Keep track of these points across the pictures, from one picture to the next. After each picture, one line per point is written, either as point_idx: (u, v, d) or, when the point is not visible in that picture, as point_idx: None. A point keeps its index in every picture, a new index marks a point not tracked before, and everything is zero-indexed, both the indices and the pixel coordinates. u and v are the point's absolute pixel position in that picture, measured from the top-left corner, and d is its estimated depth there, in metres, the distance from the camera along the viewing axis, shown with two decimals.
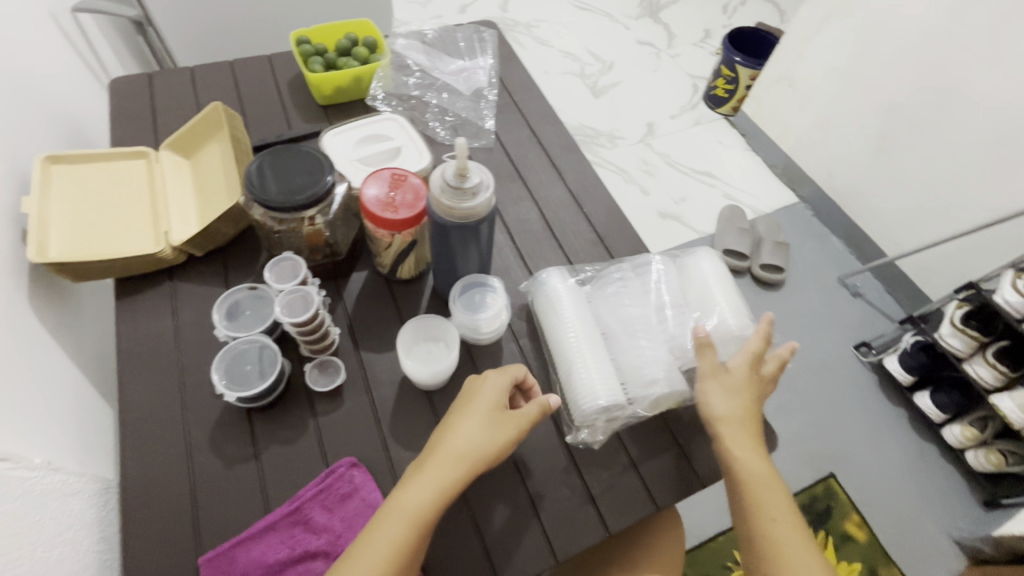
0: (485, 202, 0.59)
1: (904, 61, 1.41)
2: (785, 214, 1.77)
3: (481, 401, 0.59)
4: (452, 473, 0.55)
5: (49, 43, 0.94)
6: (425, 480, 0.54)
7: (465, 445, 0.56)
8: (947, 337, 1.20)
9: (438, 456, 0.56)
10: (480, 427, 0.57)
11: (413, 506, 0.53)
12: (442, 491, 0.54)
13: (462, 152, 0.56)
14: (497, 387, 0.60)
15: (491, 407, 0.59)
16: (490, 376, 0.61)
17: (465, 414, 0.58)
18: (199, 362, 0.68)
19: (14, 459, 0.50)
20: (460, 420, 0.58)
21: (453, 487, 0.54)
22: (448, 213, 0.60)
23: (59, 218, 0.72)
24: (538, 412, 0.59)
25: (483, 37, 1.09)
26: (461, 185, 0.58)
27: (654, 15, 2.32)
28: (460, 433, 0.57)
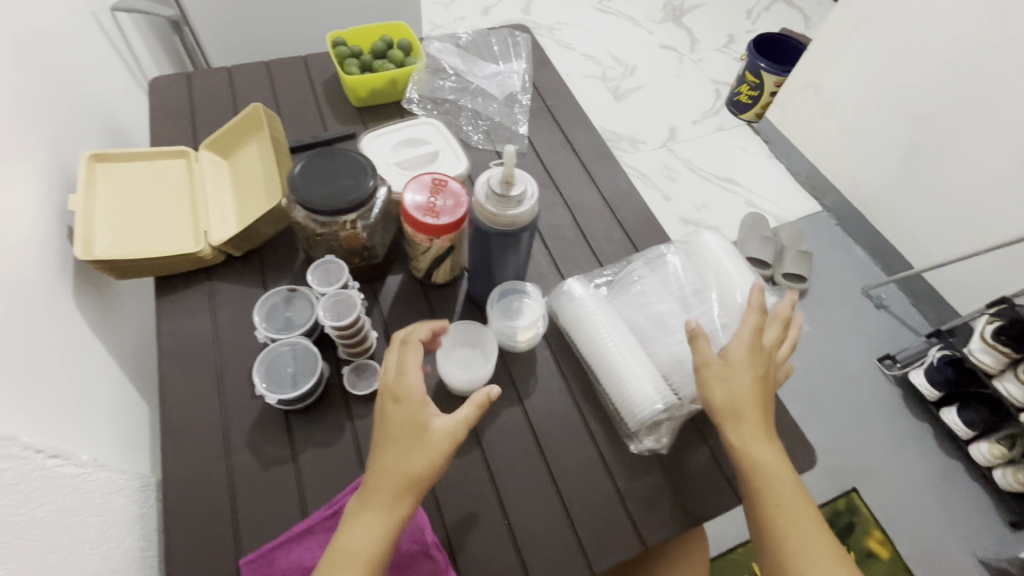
0: (529, 210, 0.59)
1: (936, 70, 1.37)
2: (809, 222, 1.74)
3: (408, 418, 0.53)
4: (397, 502, 0.51)
5: (91, 42, 0.96)
6: (372, 515, 0.51)
7: (400, 472, 0.52)
8: (978, 352, 1.17)
9: (378, 489, 0.52)
10: (413, 446, 0.52)
11: (367, 548, 0.50)
12: (390, 525, 0.51)
13: (511, 160, 0.55)
14: (418, 397, 0.54)
15: (414, 427, 0.53)
16: (405, 383, 0.55)
17: (393, 436, 0.53)
18: (238, 361, 0.68)
19: (63, 455, 0.50)
20: (391, 444, 0.53)
21: (402, 515, 0.51)
22: (492, 220, 0.60)
23: (104, 217, 0.73)
24: (475, 412, 0.54)
25: (517, 41, 1.09)
26: (506, 192, 0.57)
27: (677, 19, 2.31)
28: (393, 460, 0.52)
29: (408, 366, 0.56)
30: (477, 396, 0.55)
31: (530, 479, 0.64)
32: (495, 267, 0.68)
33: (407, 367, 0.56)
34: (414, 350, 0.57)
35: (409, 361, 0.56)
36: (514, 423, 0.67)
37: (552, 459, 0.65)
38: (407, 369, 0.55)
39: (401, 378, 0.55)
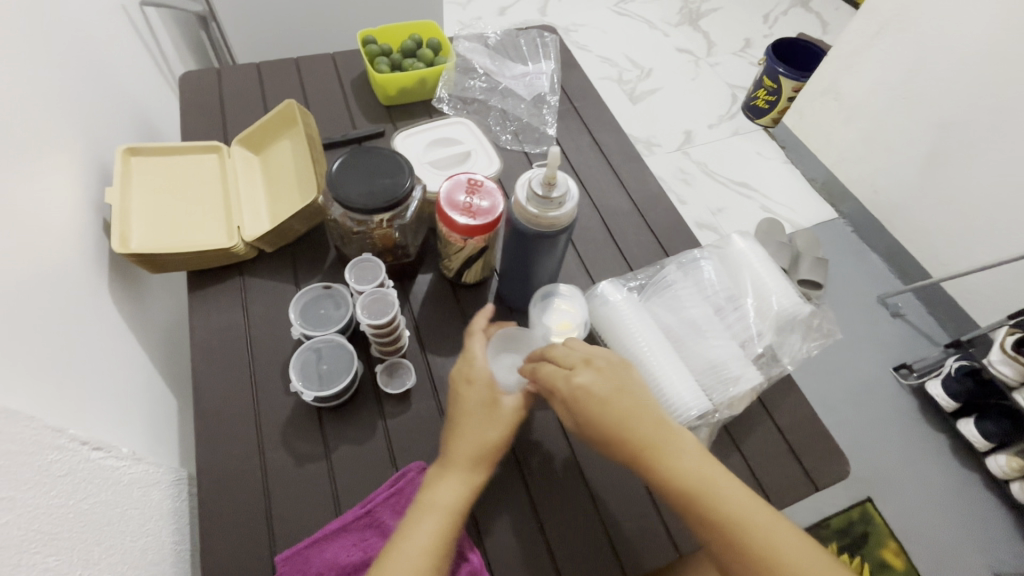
0: (570, 212, 0.59)
1: (960, 78, 1.36)
2: (827, 229, 1.73)
3: (481, 395, 0.58)
4: (473, 469, 0.55)
5: (122, 36, 0.96)
6: (452, 477, 0.55)
7: (479, 440, 0.56)
8: (997, 363, 1.16)
9: (455, 456, 0.56)
10: (486, 420, 0.57)
11: (449, 505, 0.53)
12: (470, 487, 0.55)
13: (555, 162, 0.54)
14: (490, 376, 0.59)
15: (488, 402, 0.58)
16: (475, 366, 0.59)
17: (465, 410, 0.57)
18: (270, 357, 0.68)
19: (106, 448, 0.51)
20: (465, 417, 0.57)
21: (477, 482, 0.55)
22: (532, 222, 0.60)
23: (139, 211, 0.74)
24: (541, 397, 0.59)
25: (545, 42, 1.08)
26: (548, 194, 0.57)
27: (694, 22, 2.30)
28: (468, 431, 0.56)
29: (476, 354, 0.61)
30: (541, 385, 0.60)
31: (563, 483, 0.63)
32: (530, 268, 0.68)
33: (476, 353, 0.60)
34: (479, 338, 0.62)
35: (476, 349, 0.61)
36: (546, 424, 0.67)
37: (584, 462, 0.65)
38: (477, 356, 0.60)
39: (470, 363, 0.60)
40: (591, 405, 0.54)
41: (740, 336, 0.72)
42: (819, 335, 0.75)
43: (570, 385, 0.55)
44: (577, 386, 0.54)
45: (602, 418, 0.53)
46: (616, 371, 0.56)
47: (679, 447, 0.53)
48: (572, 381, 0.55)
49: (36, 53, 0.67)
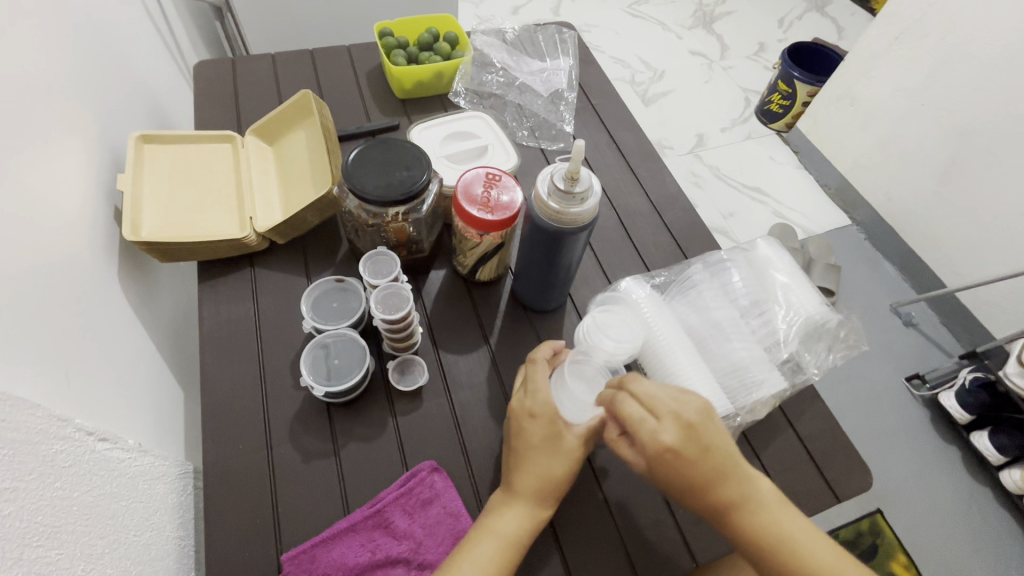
0: (592, 208, 0.57)
1: (982, 84, 1.33)
2: (839, 236, 1.71)
3: (548, 427, 0.54)
4: (537, 502, 0.53)
5: (136, 23, 0.95)
6: (513, 509, 0.53)
7: (546, 476, 0.53)
8: (1013, 375, 1.13)
9: (518, 489, 0.53)
10: (553, 453, 0.54)
11: (509, 535, 0.51)
12: (534, 518, 0.53)
13: (578, 157, 0.52)
14: (556, 410, 0.55)
15: (556, 438, 0.54)
16: (541, 396, 0.56)
17: (532, 444, 0.54)
18: (279, 350, 0.67)
19: (112, 439, 0.49)
20: (531, 448, 0.54)
21: (539, 514, 0.53)
22: (553, 217, 0.58)
23: (151, 199, 0.72)
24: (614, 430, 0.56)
25: (563, 38, 1.07)
26: (570, 189, 0.55)
27: (708, 25, 2.27)
28: (534, 464, 0.54)
29: (541, 380, 0.56)
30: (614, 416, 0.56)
31: (577, 487, 0.62)
32: (554, 267, 0.66)
33: (541, 382, 0.56)
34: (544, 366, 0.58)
35: (540, 377, 0.57)
36: None
37: (598, 466, 0.64)
38: (542, 385, 0.56)
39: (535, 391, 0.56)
40: (678, 465, 0.49)
41: (764, 340, 0.70)
42: (844, 346, 0.75)
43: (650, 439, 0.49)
44: (659, 445, 0.49)
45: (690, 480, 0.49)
46: (708, 430, 0.49)
47: (772, 509, 0.50)
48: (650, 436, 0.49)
49: (49, 36, 0.65)
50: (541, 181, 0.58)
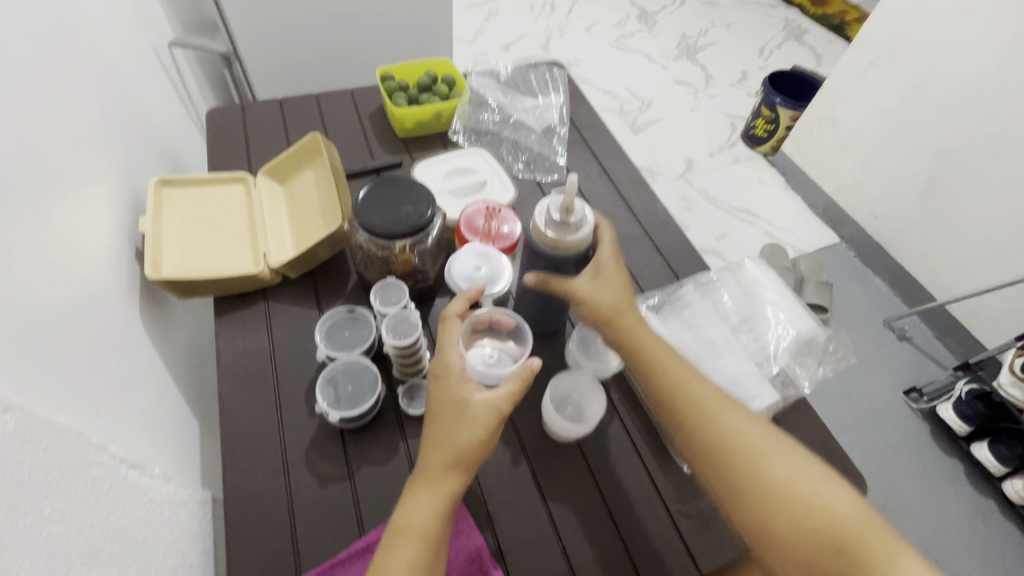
0: (587, 234, 0.62)
1: (954, 106, 1.40)
2: (829, 253, 1.76)
3: (450, 395, 0.55)
4: (445, 478, 0.53)
5: (152, 74, 1.02)
6: (426, 494, 0.52)
7: (449, 447, 0.53)
8: (1006, 385, 1.17)
9: (428, 469, 0.53)
10: (457, 421, 0.54)
11: (425, 526, 0.51)
12: (441, 500, 0.52)
13: (572, 191, 0.57)
14: (457, 374, 0.56)
15: (457, 402, 0.55)
16: (444, 361, 0.57)
17: (436, 413, 0.55)
18: (293, 379, 0.70)
19: (142, 467, 0.52)
20: (440, 421, 0.55)
21: (452, 492, 0.53)
22: (550, 247, 0.62)
23: (170, 238, 0.77)
24: (519, 386, 0.55)
25: (554, 76, 1.14)
26: (566, 219, 0.60)
27: (691, 56, 2.38)
28: (441, 437, 0.54)
29: (446, 343, 0.58)
30: (516, 370, 0.55)
31: (584, 506, 0.65)
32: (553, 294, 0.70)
33: (446, 346, 0.58)
34: (453, 326, 0.59)
35: (449, 342, 0.58)
36: (562, 447, 0.69)
37: (602, 482, 0.66)
38: (445, 345, 0.57)
39: (441, 357, 0.58)
40: (615, 276, 0.65)
41: (755, 355, 0.74)
42: (834, 359, 0.77)
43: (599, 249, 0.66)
44: (603, 252, 0.66)
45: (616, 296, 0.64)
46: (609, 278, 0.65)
47: (675, 363, 0.61)
48: (603, 254, 0.66)
49: (77, 91, 0.71)
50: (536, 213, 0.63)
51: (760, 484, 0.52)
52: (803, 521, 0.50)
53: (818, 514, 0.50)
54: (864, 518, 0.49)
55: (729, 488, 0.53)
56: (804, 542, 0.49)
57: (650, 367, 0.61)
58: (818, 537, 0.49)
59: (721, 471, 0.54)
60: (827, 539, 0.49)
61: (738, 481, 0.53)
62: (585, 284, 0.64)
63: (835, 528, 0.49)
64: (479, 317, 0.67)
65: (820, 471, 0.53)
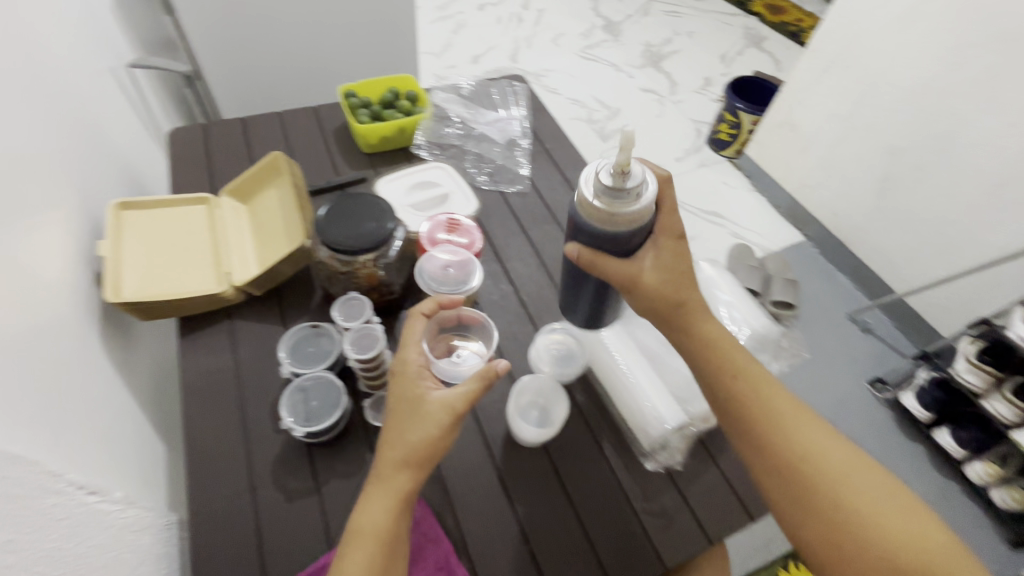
0: (646, 200, 0.56)
1: (903, 108, 1.47)
2: (794, 253, 1.82)
3: (407, 392, 0.56)
4: (399, 477, 0.54)
5: (111, 95, 1.01)
6: (381, 490, 0.54)
7: (402, 446, 0.54)
8: (963, 372, 1.22)
9: (384, 465, 0.54)
10: (412, 418, 0.55)
11: (379, 523, 0.52)
12: (394, 499, 0.53)
13: (628, 148, 0.51)
14: (413, 373, 0.57)
15: (412, 401, 0.56)
16: (403, 358, 0.58)
17: (392, 414, 0.56)
18: (259, 397, 0.70)
19: (104, 492, 0.52)
20: (396, 418, 0.56)
21: (407, 489, 0.54)
22: (607, 219, 0.56)
23: (131, 261, 0.76)
24: (477, 387, 0.56)
25: (515, 89, 1.17)
26: (621, 184, 0.54)
27: (656, 64, 2.45)
28: (397, 434, 0.55)
29: (407, 341, 0.60)
30: (479, 368, 0.56)
31: (552, 509, 0.66)
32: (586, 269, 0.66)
33: (407, 345, 0.59)
34: (416, 326, 0.61)
35: (409, 342, 0.60)
36: (528, 452, 0.70)
37: (569, 485, 0.68)
38: (406, 342, 0.59)
39: (402, 354, 0.60)
40: (677, 258, 0.62)
41: None
42: (789, 354, 0.82)
43: (660, 225, 0.62)
44: (669, 230, 0.62)
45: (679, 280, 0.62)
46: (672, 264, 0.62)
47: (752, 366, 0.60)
48: (661, 236, 0.62)
49: (31, 117, 0.70)
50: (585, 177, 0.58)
51: (842, 501, 0.51)
52: (884, 540, 0.49)
53: (896, 532, 0.49)
54: (940, 537, 0.49)
55: (808, 502, 0.52)
56: (881, 558, 0.49)
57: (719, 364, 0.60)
58: (896, 555, 0.48)
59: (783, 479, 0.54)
60: (909, 567, 0.48)
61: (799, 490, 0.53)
62: (647, 267, 0.61)
63: (916, 548, 0.48)
64: (447, 316, 0.69)
65: (897, 492, 0.52)
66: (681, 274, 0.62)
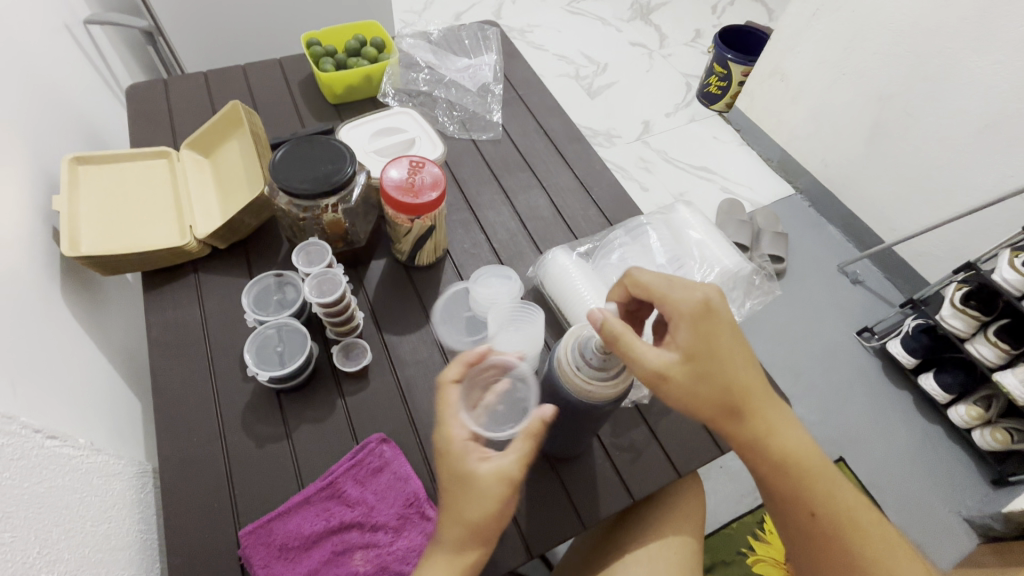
0: (625, 383, 0.54)
1: (894, 51, 1.41)
2: (783, 205, 1.76)
3: (453, 468, 0.51)
4: (461, 552, 0.50)
5: (67, 53, 0.96)
6: (442, 566, 0.50)
7: (461, 522, 0.50)
8: (949, 318, 1.20)
9: (444, 540, 0.50)
10: (465, 497, 0.50)
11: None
12: (457, 574, 0.49)
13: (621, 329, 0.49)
14: (458, 446, 0.51)
15: (461, 476, 0.50)
16: (445, 434, 0.52)
17: (444, 488, 0.51)
18: (228, 348, 0.70)
19: (62, 437, 0.53)
20: (447, 493, 0.51)
21: (473, 563, 0.50)
22: (584, 395, 0.54)
23: (90, 216, 0.75)
24: (529, 448, 0.50)
25: (487, 35, 1.12)
26: (605, 364, 0.53)
27: (645, 16, 2.36)
28: (453, 511, 0.50)
29: (446, 415, 0.53)
30: (526, 425, 0.50)
31: None
32: (581, 423, 0.58)
33: (444, 416, 0.53)
34: (452, 392, 0.54)
35: (446, 412, 0.53)
36: None
37: None
38: (443, 419, 0.53)
39: (442, 427, 0.53)
40: (707, 340, 0.50)
41: None
42: (761, 292, 0.85)
43: (676, 306, 0.51)
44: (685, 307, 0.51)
45: (717, 361, 0.50)
46: (703, 342, 0.50)
47: (794, 432, 0.53)
48: (683, 315, 0.50)
49: None
50: (566, 352, 0.55)
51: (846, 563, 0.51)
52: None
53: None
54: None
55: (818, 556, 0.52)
56: None
57: (763, 441, 0.51)
58: None
59: (815, 546, 0.52)
60: None
61: (829, 555, 0.52)
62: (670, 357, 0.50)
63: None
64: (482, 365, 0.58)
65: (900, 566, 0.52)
66: (716, 359, 0.50)
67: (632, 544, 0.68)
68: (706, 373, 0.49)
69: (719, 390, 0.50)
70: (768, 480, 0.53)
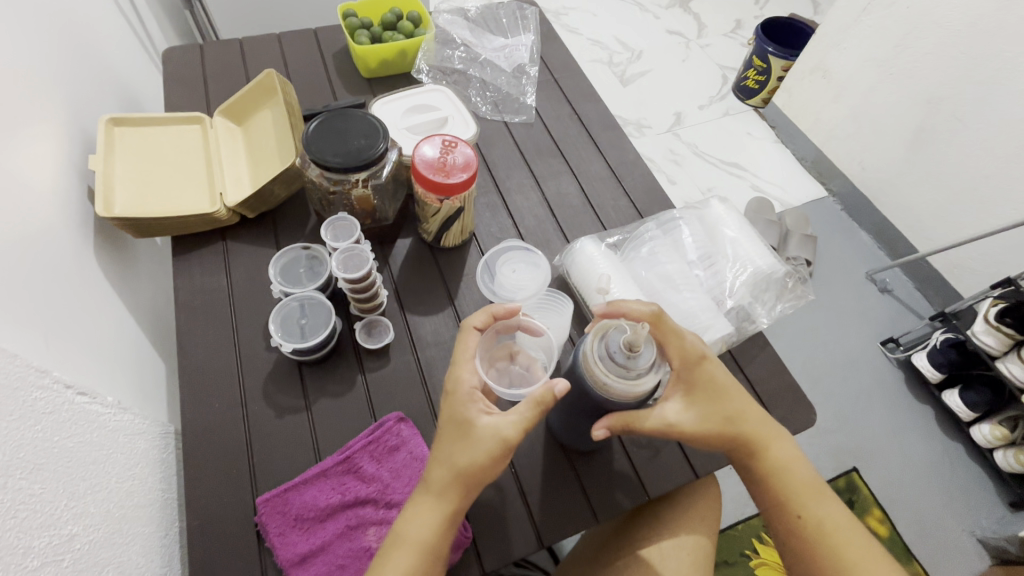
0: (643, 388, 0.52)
1: (947, 52, 1.34)
2: (815, 207, 1.71)
3: (455, 415, 0.53)
4: (450, 496, 0.52)
5: (106, 13, 0.96)
6: (427, 507, 0.52)
7: (453, 467, 0.52)
8: (980, 334, 1.15)
9: (432, 482, 0.53)
10: (462, 443, 0.52)
11: (421, 539, 0.51)
12: (444, 516, 0.52)
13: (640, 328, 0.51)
14: (465, 392, 0.54)
15: (461, 423, 0.53)
16: (455, 376, 0.55)
17: (442, 432, 0.54)
18: (252, 318, 0.71)
19: (92, 394, 0.54)
20: (446, 439, 0.54)
21: (456, 508, 0.52)
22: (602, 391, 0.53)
23: (124, 178, 0.75)
24: (532, 413, 0.52)
25: (525, 14, 1.10)
26: (627, 364, 0.52)
27: (684, 4, 2.28)
28: (446, 454, 0.53)
29: (461, 357, 0.56)
30: (536, 394, 0.51)
31: (535, 433, 0.66)
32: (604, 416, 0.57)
33: (461, 361, 0.55)
34: (471, 339, 0.57)
35: (465, 359, 0.56)
36: None
37: None
38: (459, 359, 0.55)
39: (454, 371, 0.56)
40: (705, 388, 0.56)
41: (713, 294, 0.78)
42: (793, 296, 0.83)
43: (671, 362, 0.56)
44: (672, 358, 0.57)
45: (717, 400, 0.56)
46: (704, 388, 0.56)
47: (787, 445, 0.59)
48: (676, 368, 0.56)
49: (27, 23, 0.69)
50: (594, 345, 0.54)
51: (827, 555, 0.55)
52: None
53: None
54: None
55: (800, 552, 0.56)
56: None
57: (762, 453, 0.57)
58: None
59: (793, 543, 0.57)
60: None
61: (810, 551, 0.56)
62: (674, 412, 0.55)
63: None
64: (507, 322, 0.61)
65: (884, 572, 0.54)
66: (717, 404, 0.56)
67: (642, 542, 0.67)
68: (706, 408, 0.56)
69: (716, 418, 0.56)
70: (757, 484, 0.59)
